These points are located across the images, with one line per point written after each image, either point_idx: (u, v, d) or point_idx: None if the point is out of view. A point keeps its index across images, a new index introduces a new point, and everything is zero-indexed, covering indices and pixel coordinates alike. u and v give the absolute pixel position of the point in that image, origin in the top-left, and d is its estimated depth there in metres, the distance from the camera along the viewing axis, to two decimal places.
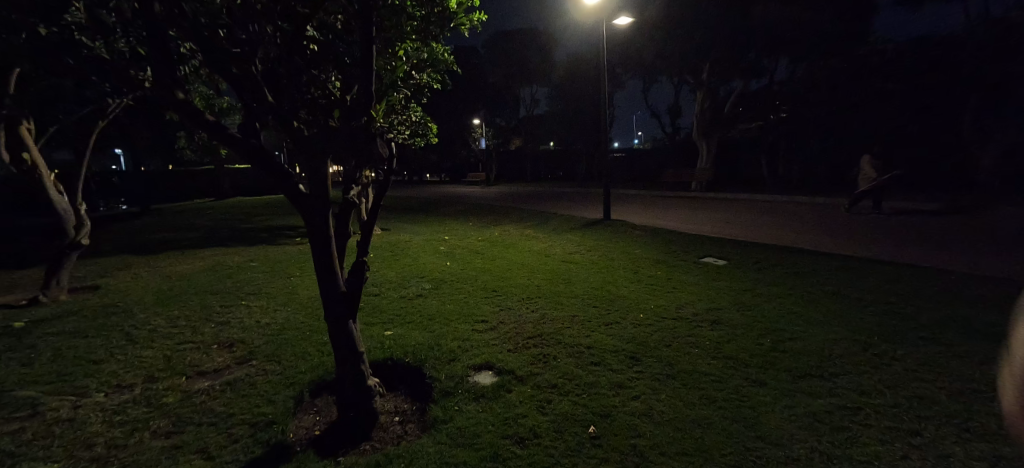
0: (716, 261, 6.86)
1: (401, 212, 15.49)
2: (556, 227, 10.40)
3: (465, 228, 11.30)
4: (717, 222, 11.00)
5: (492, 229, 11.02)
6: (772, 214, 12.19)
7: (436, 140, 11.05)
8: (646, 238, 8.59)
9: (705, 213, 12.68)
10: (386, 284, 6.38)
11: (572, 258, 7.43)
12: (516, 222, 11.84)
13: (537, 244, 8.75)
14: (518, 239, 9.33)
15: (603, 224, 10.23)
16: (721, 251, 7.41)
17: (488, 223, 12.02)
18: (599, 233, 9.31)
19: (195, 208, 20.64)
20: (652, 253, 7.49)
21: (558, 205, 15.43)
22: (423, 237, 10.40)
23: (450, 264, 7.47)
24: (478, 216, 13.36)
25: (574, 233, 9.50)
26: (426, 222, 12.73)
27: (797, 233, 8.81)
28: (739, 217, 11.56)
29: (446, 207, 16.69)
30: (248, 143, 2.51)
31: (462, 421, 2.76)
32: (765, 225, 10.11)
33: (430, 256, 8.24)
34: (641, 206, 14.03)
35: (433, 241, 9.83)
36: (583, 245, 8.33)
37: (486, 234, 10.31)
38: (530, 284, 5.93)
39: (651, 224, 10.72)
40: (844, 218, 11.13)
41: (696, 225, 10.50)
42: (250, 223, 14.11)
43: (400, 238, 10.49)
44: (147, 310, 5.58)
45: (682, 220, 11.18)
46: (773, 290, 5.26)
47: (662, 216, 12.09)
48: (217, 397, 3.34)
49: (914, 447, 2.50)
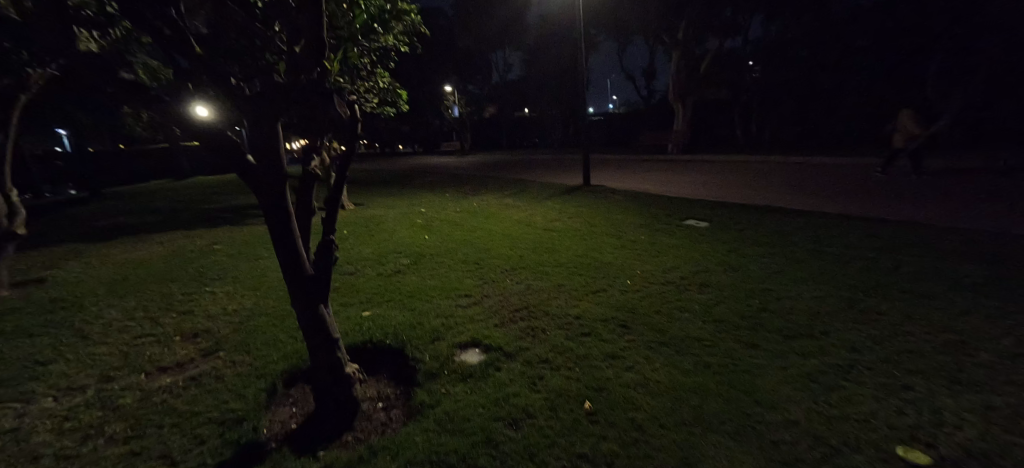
0: (698, 224, 6.80)
1: (374, 185, 14.93)
2: (535, 196, 10.17)
3: (441, 200, 10.95)
4: (695, 183, 10.99)
5: (471, 199, 10.71)
6: (749, 173, 12.27)
7: (406, 108, 10.50)
8: (629, 203, 8.48)
9: (684, 174, 12.67)
10: (362, 262, 6.08)
11: (554, 225, 7.27)
12: (493, 191, 11.54)
13: (518, 212, 8.53)
14: (498, 209, 9.08)
15: (584, 190, 10.08)
16: (703, 213, 7.37)
17: (466, 193, 11.68)
18: (579, 200, 9.14)
19: (154, 189, 19.51)
20: (634, 217, 7.39)
21: (535, 173, 15.13)
22: (399, 210, 10.01)
23: (429, 237, 7.21)
24: (454, 187, 12.98)
25: (555, 201, 9.31)
26: (401, 195, 12.29)
27: (776, 193, 8.83)
28: (718, 178, 11.59)
29: (421, 179, 16.21)
30: (180, 109, 2.08)
31: (450, 404, 2.60)
32: (743, 185, 10.17)
33: (406, 230, 7.92)
34: (620, 171, 13.89)
35: (409, 214, 9.47)
36: (565, 212, 8.16)
37: (464, 205, 10.01)
38: (512, 255, 5.75)
39: (631, 188, 10.60)
40: (819, 175, 11.26)
41: (676, 187, 10.47)
42: (212, 204, 13.34)
43: (374, 212, 10.06)
44: (99, 302, 5.15)
45: (661, 183, 11.11)
46: (757, 249, 5.24)
47: (641, 179, 12.02)
48: (180, 394, 3.07)
49: (908, 402, 2.47)
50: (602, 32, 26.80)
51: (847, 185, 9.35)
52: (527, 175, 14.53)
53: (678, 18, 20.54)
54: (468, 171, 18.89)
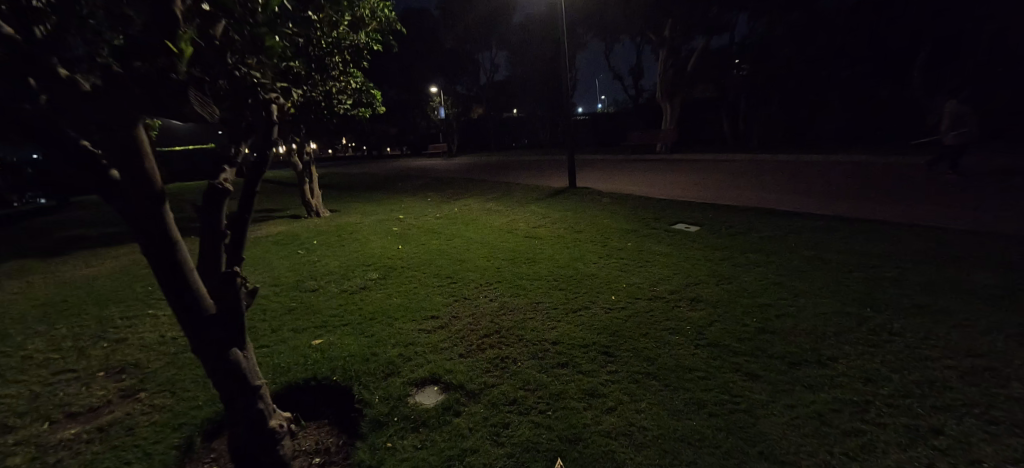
0: (688, 228, 6.40)
1: (354, 190, 14.43)
2: (519, 200, 9.72)
3: (421, 205, 10.49)
4: (685, 184, 10.64)
5: (452, 204, 10.23)
6: (740, 173, 11.95)
7: (383, 109, 10.07)
8: (616, 206, 8.09)
9: (673, 175, 12.32)
10: (326, 277, 5.58)
11: (537, 231, 6.83)
12: (476, 195, 11.12)
13: (500, 218, 8.07)
14: (480, 215, 8.61)
15: (570, 193, 9.66)
16: (693, 216, 6.99)
17: (448, 197, 11.22)
18: (564, 203, 8.75)
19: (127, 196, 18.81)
20: (621, 222, 6.98)
21: (521, 175, 14.74)
22: (376, 217, 9.50)
23: (404, 247, 6.72)
24: (437, 191, 12.55)
25: (540, 205, 8.87)
26: (381, 200, 11.81)
27: (767, 193, 8.51)
28: (708, 178, 11.25)
29: (404, 182, 15.75)
30: None
31: (395, 465, 2.14)
32: (734, 185, 9.83)
33: (380, 239, 7.43)
34: (607, 171, 13.52)
35: (386, 221, 8.97)
36: (549, 217, 7.72)
37: (445, 210, 9.53)
38: (489, 266, 5.30)
39: (617, 190, 10.25)
40: (809, 174, 11.00)
41: (666, 188, 10.10)
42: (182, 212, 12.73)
43: (349, 219, 9.55)
44: (25, 330, 4.60)
45: (649, 184, 10.77)
46: (752, 258, 4.84)
47: (630, 180, 11.65)
48: (80, 450, 2.58)
49: (940, 451, 2.07)
50: (588, 31, 26.48)
51: (841, 184, 9.04)
52: (513, 177, 14.10)
53: (665, 16, 20.24)
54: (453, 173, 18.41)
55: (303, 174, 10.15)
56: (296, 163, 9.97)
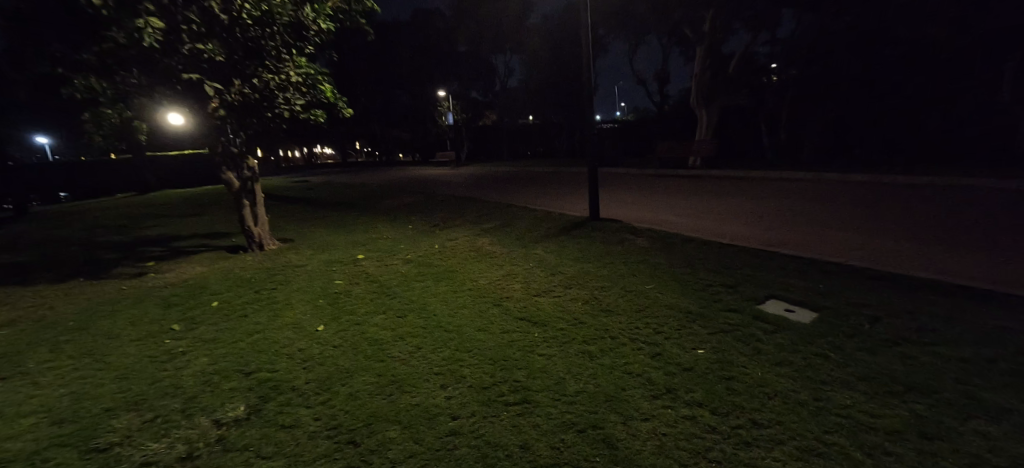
0: (790, 317, 3.81)
1: (333, 209, 12.25)
2: (521, 235, 7.23)
3: (394, 238, 8.13)
4: (744, 215, 7.98)
5: (433, 239, 7.76)
6: (809, 197, 9.25)
7: (350, 111, 7.84)
8: (656, 255, 5.55)
9: (720, 199, 9.68)
10: (155, 411, 3.12)
11: (536, 310, 4.25)
12: (468, 223, 8.72)
13: (487, 273, 5.53)
14: (459, 263, 6.11)
15: (588, 227, 7.17)
16: (785, 286, 4.39)
17: (433, 226, 8.81)
18: (580, 246, 6.24)
19: (94, 209, 16.95)
20: (671, 294, 4.37)
21: (530, 194, 12.28)
22: (327, 257, 7.08)
23: (323, 329, 4.24)
24: (423, 214, 10.20)
25: (545, 247, 6.35)
26: (352, 225, 9.52)
27: (880, 239, 5.81)
28: (771, 206, 8.58)
29: (396, 198, 13.49)
30: None
31: None
32: (816, 219, 7.18)
33: (304, 306, 4.99)
34: (635, 193, 10.94)
35: (332, 267, 6.50)
36: (557, 275, 5.18)
37: (418, 251, 7.07)
38: (437, 415, 2.71)
39: (652, 222, 7.69)
40: (912, 204, 8.19)
41: (719, 222, 7.52)
42: (125, 234, 10.72)
43: (292, 258, 7.14)
44: None
45: (695, 215, 8.15)
46: (999, 443, 2.17)
47: (666, 207, 9.10)
48: None
49: None
50: (611, 31, 23.87)
51: (979, 226, 6.30)
52: (521, 198, 11.62)
53: (704, 10, 17.42)
54: (454, 189, 15.97)
55: (243, 196, 7.83)
56: (232, 183, 7.66)
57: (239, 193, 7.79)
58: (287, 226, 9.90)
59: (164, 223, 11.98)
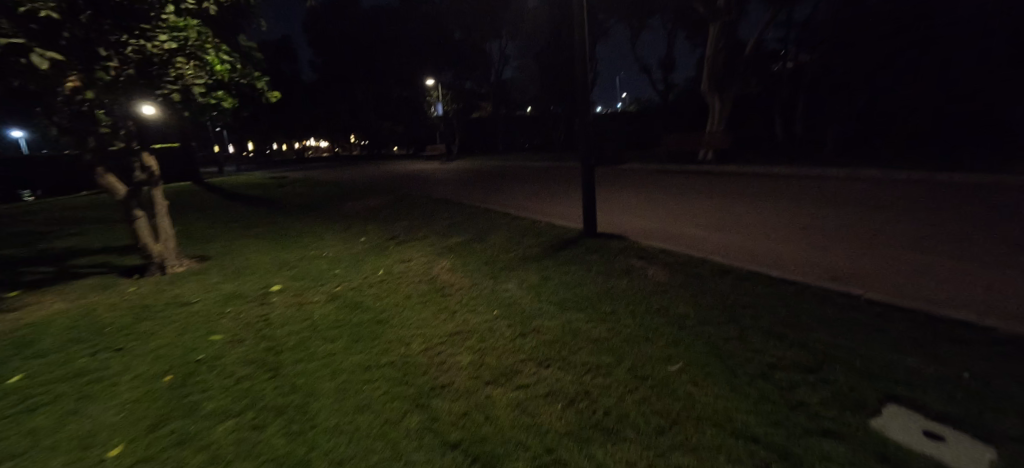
0: (940, 445, 2.06)
1: (287, 213, 10.48)
2: (494, 256, 5.43)
3: (332, 257, 6.34)
4: (784, 228, 6.13)
5: (379, 261, 5.97)
6: (855, 202, 7.46)
7: (280, 95, 6.36)
8: (675, 300, 3.75)
9: (744, 203, 7.86)
10: None
11: (480, 425, 2.43)
12: (430, 236, 6.93)
13: (426, 327, 3.70)
14: (396, 305, 4.28)
15: (579, 246, 5.37)
16: (908, 380, 2.58)
17: (387, 240, 7.01)
18: (566, 278, 4.46)
19: (38, 209, 15.30)
20: (713, 392, 2.56)
21: (516, 196, 10.48)
22: (230, 289, 5.29)
23: (113, 454, 2.44)
24: (383, 222, 8.39)
25: (519, 281, 4.52)
26: (291, 237, 7.73)
27: (1004, 276, 3.93)
28: (815, 214, 6.73)
29: (364, 198, 11.70)
30: None
31: None
32: (883, 237, 5.40)
33: (133, 388, 3.19)
34: (643, 195, 9.14)
35: (226, 308, 4.71)
36: (528, 338, 3.32)
37: (353, 281, 5.26)
38: None
39: (664, 238, 5.87)
40: (1004, 210, 6.26)
41: (754, 238, 5.72)
42: (33, 245, 9.03)
43: (184, 291, 5.33)
44: None
45: (720, 227, 6.33)
46: None
47: (679, 214, 7.32)
48: None
49: None
50: (612, 13, 21.88)
51: None
52: (505, 201, 9.84)
53: None
54: (435, 188, 14.15)
55: (133, 205, 6.05)
56: (116, 189, 5.88)
57: (126, 201, 5.99)
58: (217, 239, 8.13)
59: (90, 230, 10.28)
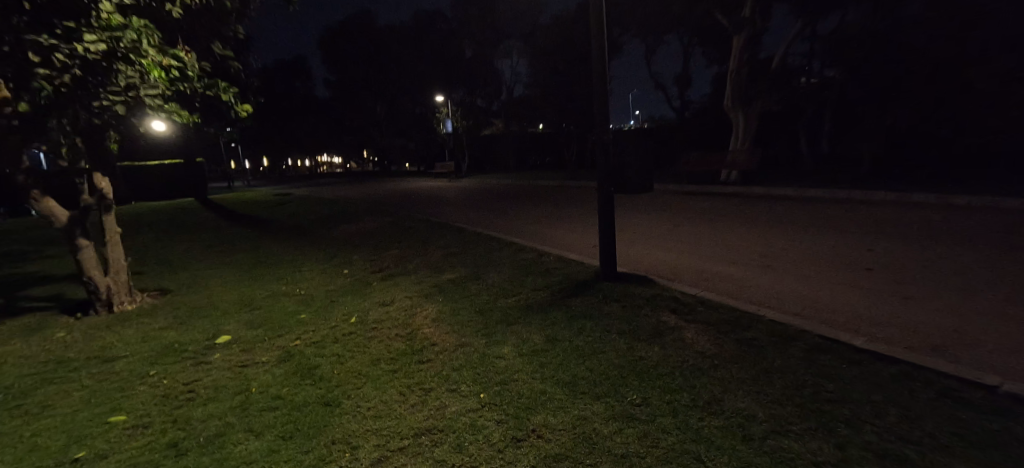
0: None
1: (276, 235, 9.69)
2: (490, 303, 4.41)
3: (304, 296, 5.41)
4: (846, 271, 4.99)
5: (355, 303, 5.01)
6: (920, 234, 6.31)
7: (252, 107, 5.56)
8: (729, 387, 2.68)
9: (787, 234, 6.77)
10: None
11: None
12: (420, 271, 5.96)
13: (384, 419, 2.67)
14: (356, 375, 3.29)
15: (594, 292, 4.34)
16: None
17: (370, 274, 6.07)
18: (578, 341, 3.42)
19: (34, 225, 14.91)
20: None
21: (523, 220, 9.52)
22: (171, 339, 4.37)
23: None
24: (372, 250, 7.46)
25: (518, 344, 3.48)
26: (266, 268, 6.84)
27: None
28: (879, 252, 5.58)
29: (360, 219, 10.86)
30: None
31: None
32: (984, 287, 4.22)
33: None
34: (667, 222, 8.10)
35: (150, 369, 3.75)
36: (522, 449, 2.27)
37: (317, 332, 4.30)
38: None
39: (698, 281, 4.81)
40: None
41: (811, 284, 4.65)
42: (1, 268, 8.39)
43: (115, 341, 4.40)
44: None
45: (764, 268, 5.23)
46: None
47: (712, 247, 6.27)
48: None
49: None
50: (628, 27, 21.17)
51: None
52: (511, 227, 8.87)
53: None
54: (438, 209, 13.26)
55: (77, 233, 5.22)
56: (56, 214, 5.07)
57: (68, 229, 5.17)
58: (189, 268, 7.30)
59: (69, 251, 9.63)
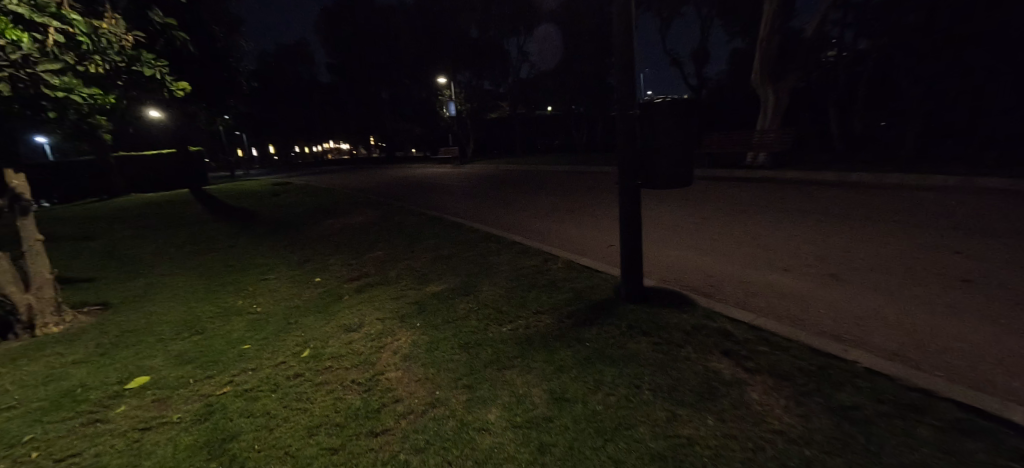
0: None
1: (257, 232, 8.83)
2: (477, 334, 3.39)
3: (258, 315, 4.47)
4: (941, 282, 3.83)
5: (316, 327, 4.04)
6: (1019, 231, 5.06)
7: (187, 90, 4.66)
8: None
9: (844, 230, 5.59)
10: None
11: None
12: (403, 281, 4.97)
13: None
14: (278, 456, 2.32)
15: (615, 320, 3.28)
16: None
17: (344, 286, 5.10)
18: (595, 403, 2.38)
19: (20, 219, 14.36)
20: None
21: (530, 214, 8.46)
22: (75, 382, 3.45)
23: None
24: (352, 251, 6.49)
25: (509, 407, 2.46)
26: (229, 275, 5.94)
27: None
28: (977, 257, 4.37)
29: (352, 213, 9.91)
30: None
31: None
32: None
33: None
34: (696, 217, 6.97)
35: (27, 433, 2.85)
36: None
37: (256, 372, 3.33)
38: None
39: (747, 300, 3.73)
40: None
41: (899, 301, 3.53)
42: None
43: (6, 384, 3.50)
44: None
45: (831, 278, 4.10)
46: None
47: (755, 248, 5.16)
48: None
49: None
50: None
51: None
52: (514, 222, 7.84)
53: None
54: (440, 199, 12.27)
55: None
56: None
57: None
58: (147, 274, 6.44)
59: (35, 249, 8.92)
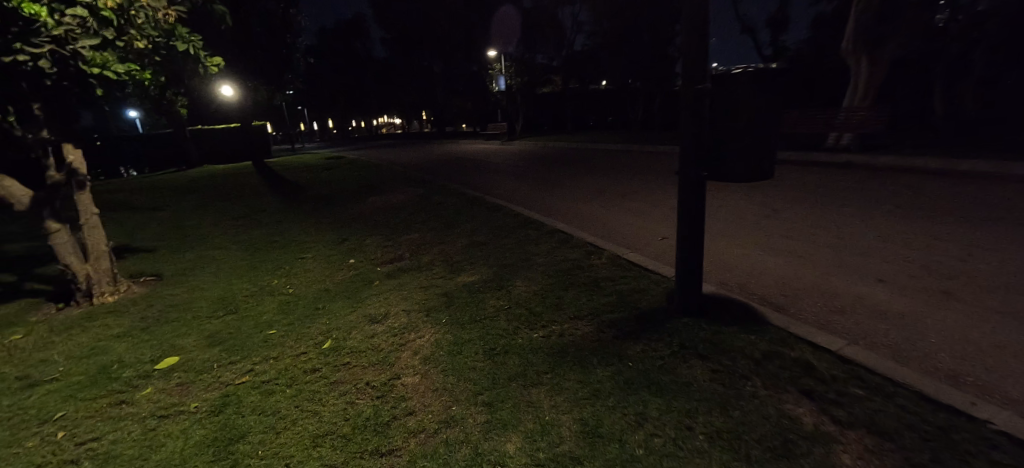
0: None
1: (304, 207, 8.97)
2: (506, 339, 3.05)
3: (289, 298, 4.39)
4: None
5: (342, 315, 3.89)
6: None
7: (218, 67, 4.59)
8: None
9: (954, 232, 4.65)
10: None
11: None
12: (435, 268, 4.72)
13: None
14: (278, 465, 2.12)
15: (664, 335, 2.81)
16: None
17: (377, 270, 4.94)
18: (635, 443, 1.95)
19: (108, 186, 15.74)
20: None
21: (578, 198, 7.92)
22: (112, 358, 3.50)
23: None
24: (389, 233, 6.35)
25: (533, 435, 2.10)
26: (271, 252, 5.99)
27: None
28: None
29: (396, 190, 9.84)
30: None
31: None
32: None
33: None
34: (766, 209, 6.15)
35: (59, 409, 2.89)
36: None
37: (276, 362, 3.21)
38: None
39: (830, 317, 3.09)
40: None
41: None
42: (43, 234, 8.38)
43: (55, 355, 3.63)
44: None
45: (943, 295, 3.33)
46: None
47: (841, 250, 4.39)
48: None
49: None
50: None
51: None
52: (560, 206, 7.36)
53: None
54: (485, 178, 11.98)
55: (46, 215, 4.53)
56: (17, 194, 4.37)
57: (33, 211, 4.46)
58: (199, 247, 6.67)
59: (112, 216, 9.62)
